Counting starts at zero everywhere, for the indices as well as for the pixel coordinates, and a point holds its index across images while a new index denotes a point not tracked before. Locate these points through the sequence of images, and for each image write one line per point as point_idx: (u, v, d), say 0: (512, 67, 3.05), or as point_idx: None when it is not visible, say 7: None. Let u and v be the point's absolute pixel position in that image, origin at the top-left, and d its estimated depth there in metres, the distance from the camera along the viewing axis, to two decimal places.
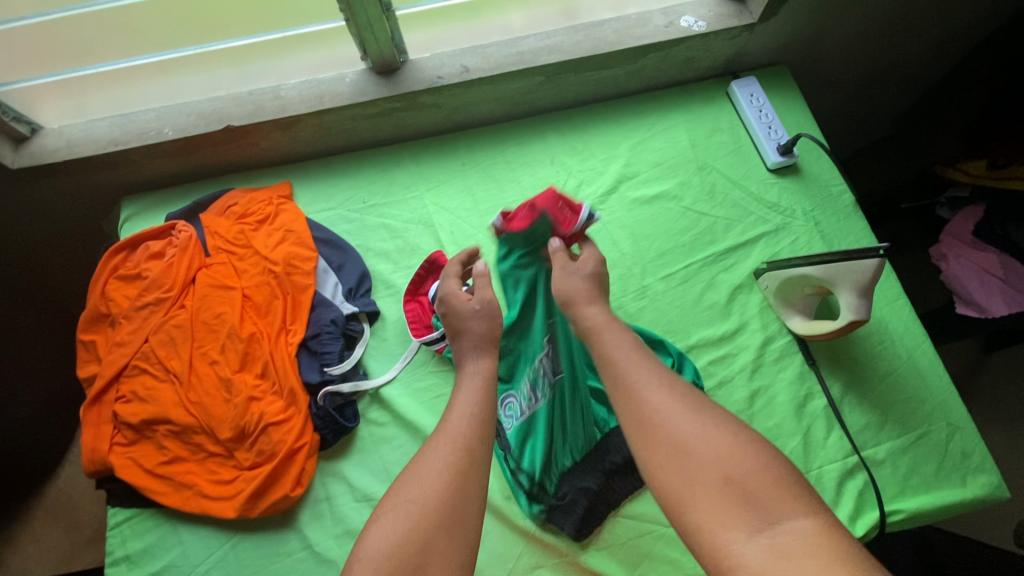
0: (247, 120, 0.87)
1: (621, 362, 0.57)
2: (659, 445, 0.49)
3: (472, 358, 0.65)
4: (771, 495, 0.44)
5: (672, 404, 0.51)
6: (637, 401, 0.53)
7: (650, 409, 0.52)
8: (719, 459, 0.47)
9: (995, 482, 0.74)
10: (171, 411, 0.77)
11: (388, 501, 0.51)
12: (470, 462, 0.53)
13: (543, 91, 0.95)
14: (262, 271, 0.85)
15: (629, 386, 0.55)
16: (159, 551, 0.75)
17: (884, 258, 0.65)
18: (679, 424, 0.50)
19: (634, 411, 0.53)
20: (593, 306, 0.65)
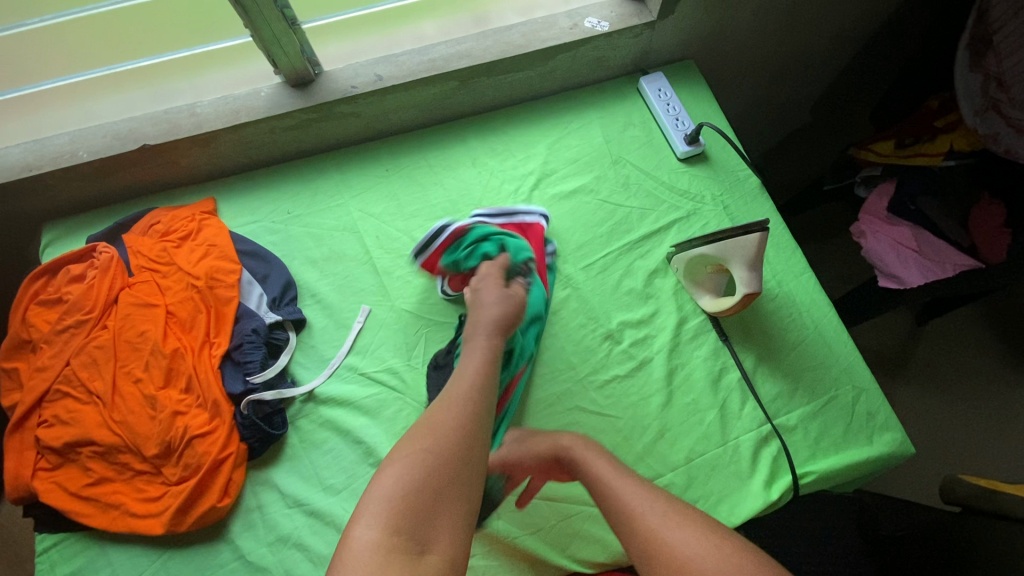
0: (163, 139, 0.87)
1: (612, 489, 0.60)
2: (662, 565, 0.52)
3: (481, 336, 0.67)
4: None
5: (665, 523, 0.55)
6: (635, 524, 0.56)
7: (650, 526, 0.55)
8: (716, 574, 0.50)
9: (898, 438, 0.78)
10: (94, 432, 0.77)
11: (401, 449, 0.50)
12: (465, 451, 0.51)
13: (459, 96, 0.98)
14: (184, 287, 0.85)
15: (623, 510, 0.58)
16: (88, 574, 0.74)
17: (765, 233, 0.70)
18: (674, 540, 0.53)
19: (630, 537, 0.56)
20: (575, 442, 0.68)
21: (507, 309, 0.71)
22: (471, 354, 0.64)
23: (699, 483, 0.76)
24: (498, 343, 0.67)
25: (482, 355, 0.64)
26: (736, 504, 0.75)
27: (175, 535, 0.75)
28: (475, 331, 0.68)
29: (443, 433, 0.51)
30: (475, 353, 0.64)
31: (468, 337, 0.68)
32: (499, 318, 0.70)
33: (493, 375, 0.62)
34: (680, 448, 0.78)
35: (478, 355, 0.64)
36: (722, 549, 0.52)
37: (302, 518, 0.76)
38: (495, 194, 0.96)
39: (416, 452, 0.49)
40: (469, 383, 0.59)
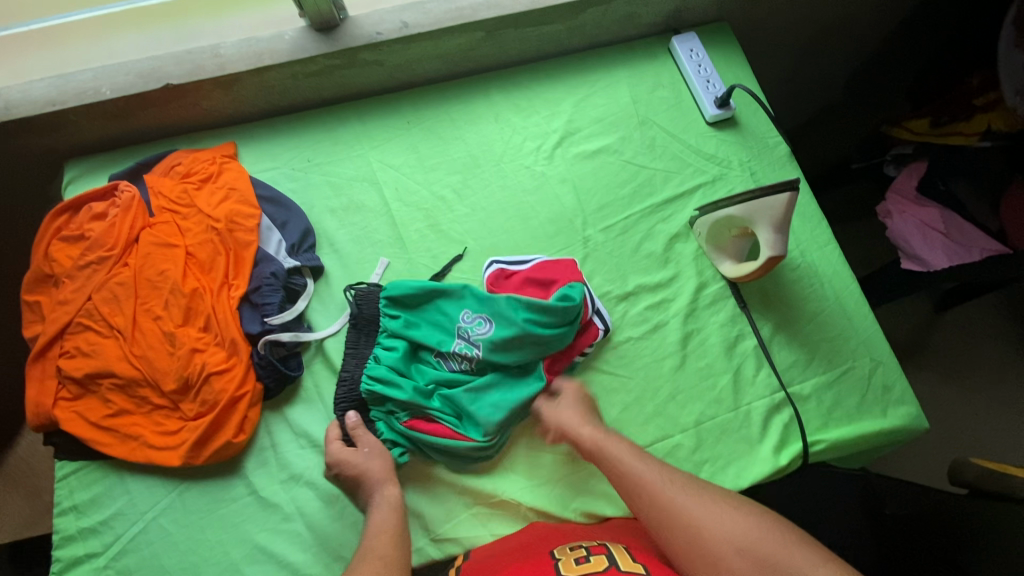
0: (186, 78, 0.87)
1: (632, 470, 0.68)
2: (683, 535, 0.62)
3: (376, 490, 0.72)
4: (782, 554, 0.58)
5: (686, 500, 0.64)
6: (656, 502, 0.65)
7: (671, 503, 0.64)
8: (736, 540, 0.60)
9: (913, 412, 0.78)
10: (114, 365, 0.78)
11: None
12: None
13: (485, 48, 0.96)
14: (205, 230, 0.86)
15: (645, 488, 0.66)
16: (107, 501, 0.76)
17: (795, 193, 0.67)
18: (695, 513, 0.63)
19: (655, 510, 0.65)
20: (585, 420, 0.73)
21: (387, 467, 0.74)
22: (375, 515, 0.69)
23: (709, 445, 0.76)
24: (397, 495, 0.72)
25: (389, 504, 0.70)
26: (745, 468, 0.75)
27: (190, 468, 0.77)
28: (370, 486, 0.72)
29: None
30: (382, 507, 0.70)
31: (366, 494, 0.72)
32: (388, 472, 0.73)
33: (403, 530, 0.68)
34: (691, 411, 0.78)
35: (380, 508, 0.70)
36: (742, 518, 0.62)
37: (314, 459, 0.77)
38: (517, 151, 0.94)
39: None
40: (386, 550, 0.65)
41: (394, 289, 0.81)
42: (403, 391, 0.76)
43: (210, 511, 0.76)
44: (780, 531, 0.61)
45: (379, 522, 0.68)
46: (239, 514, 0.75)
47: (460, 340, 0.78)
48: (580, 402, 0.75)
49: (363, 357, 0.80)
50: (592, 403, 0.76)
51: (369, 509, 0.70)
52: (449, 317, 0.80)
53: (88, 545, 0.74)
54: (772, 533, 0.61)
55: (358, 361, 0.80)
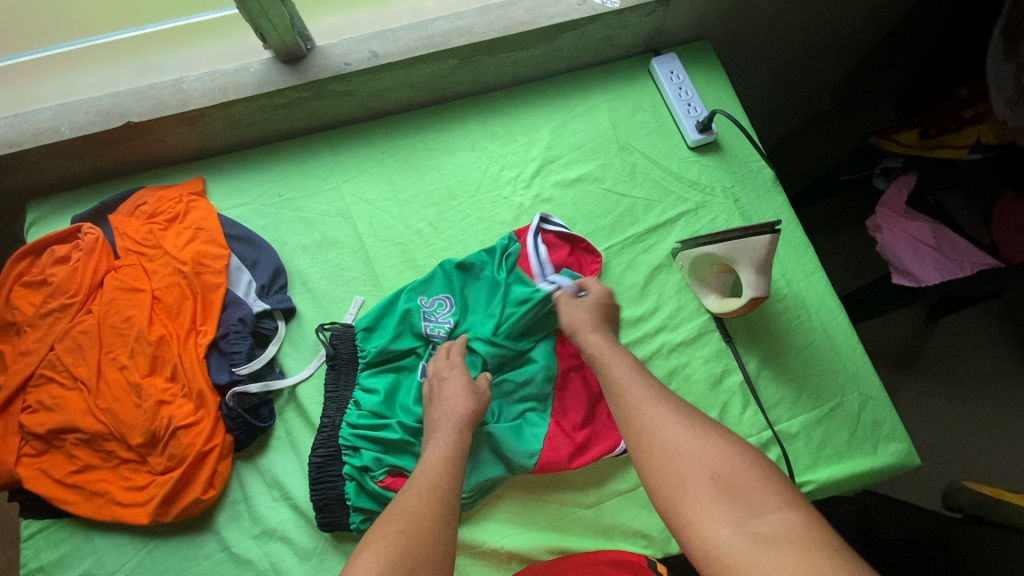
0: (147, 116, 0.83)
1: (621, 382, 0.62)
2: (651, 450, 0.53)
3: (444, 424, 0.67)
4: (755, 489, 0.47)
5: (669, 419, 0.55)
6: (632, 411, 0.57)
7: (645, 418, 0.56)
8: (709, 464, 0.49)
9: (904, 449, 0.76)
10: (78, 420, 0.75)
11: (371, 535, 0.53)
12: (435, 505, 0.56)
13: (459, 75, 0.93)
14: (172, 272, 0.83)
15: (625, 398, 0.59)
16: (74, 561, 0.73)
17: (777, 234, 0.64)
18: (672, 434, 0.53)
19: (629, 416, 0.57)
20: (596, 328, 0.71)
21: (475, 403, 0.70)
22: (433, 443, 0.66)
23: None
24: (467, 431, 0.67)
25: (450, 431, 0.66)
26: None
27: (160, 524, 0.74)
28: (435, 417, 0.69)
29: (408, 521, 0.53)
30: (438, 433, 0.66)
31: (431, 429, 0.68)
32: (467, 413, 0.69)
33: (458, 463, 0.63)
34: None
35: (438, 441, 0.65)
36: (719, 447, 0.51)
37: (287, 512, 0.75)
38: (494, 181, 0.92)
39: (377, 547, 0.51)
40: (430, 479, 0.59)
41: (366, 317, 0.81)
42: (391, 432, 0.74)
43: (182, 569, 0.73)
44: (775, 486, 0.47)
45: (431, 455, 0.63)
46: (211, 572, 0.73)
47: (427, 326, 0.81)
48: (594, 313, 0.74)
49: (345, 403, 0.78)
50: (603, 318, 0.74)
51: (431, 440, 0.66)
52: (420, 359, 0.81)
53: None
54: (751, 472, 0.48)
55: (340, 406, 0.78)
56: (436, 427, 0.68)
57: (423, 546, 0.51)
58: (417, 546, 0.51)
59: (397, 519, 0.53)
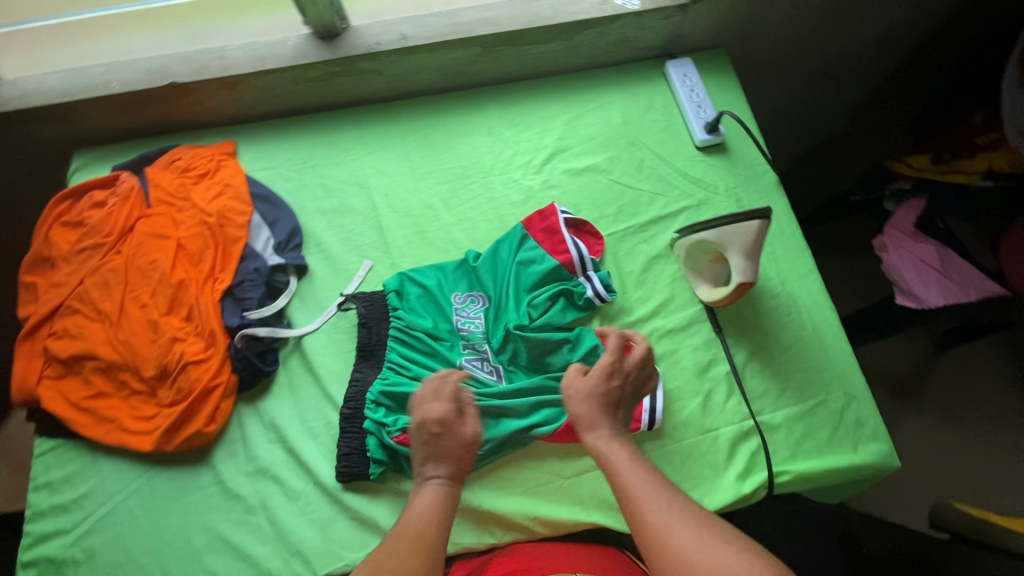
0: (191, 78, 0.90)
1: (626, 478, 0.63)
2: (666, 558, 0.56)
3: (433, 468, 0.67)
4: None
5: (680, 524, 0.58)
6: (641, 514, 0.59)
7: (656, 521, 0.58)
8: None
9: (884, 450, 0.76)
10: (98, 349, 0.81)
11: None
12: (424, 554, 0.59)
13: (481, 63, 0.98)
14: (197, 223, 0.89)
15: (633, 500, 0.61)
16: (79, 480, 0.78)
17: (767, 220, 0.66)
18: (684, 540, 0.56)
19: (638, 519, 0.59)
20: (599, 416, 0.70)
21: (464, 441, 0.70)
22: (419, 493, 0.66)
23: (672, 468, 0.77)
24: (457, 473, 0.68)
25: (437, 483, 0.67)
26: (706, 494, 0.75)
27: (162, 454, 0.79)
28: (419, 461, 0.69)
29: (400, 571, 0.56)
30: (428, 482, 0.67)
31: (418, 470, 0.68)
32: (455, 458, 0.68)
33: (446, 513, 0.64)
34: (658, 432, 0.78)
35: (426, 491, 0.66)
36: (738, 558, 0.54)
37: (281, 453, 0.79)
38: (506, 165, 0.96)
39: None
40: (418, 526, 0.62)
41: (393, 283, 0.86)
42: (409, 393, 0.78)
43: (177, 497, 0.77)
44: None
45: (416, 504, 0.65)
46: (204, 503, 0.77)
47: (459, 320, 0.84)
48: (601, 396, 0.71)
49: (379, 362, 0.82)
50: (604, 395, 0.71)
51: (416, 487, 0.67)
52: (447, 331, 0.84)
53: (58, 522, 0.76)
54: None
55: (369, 366, 0.82)
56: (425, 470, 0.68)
57: None
58: None
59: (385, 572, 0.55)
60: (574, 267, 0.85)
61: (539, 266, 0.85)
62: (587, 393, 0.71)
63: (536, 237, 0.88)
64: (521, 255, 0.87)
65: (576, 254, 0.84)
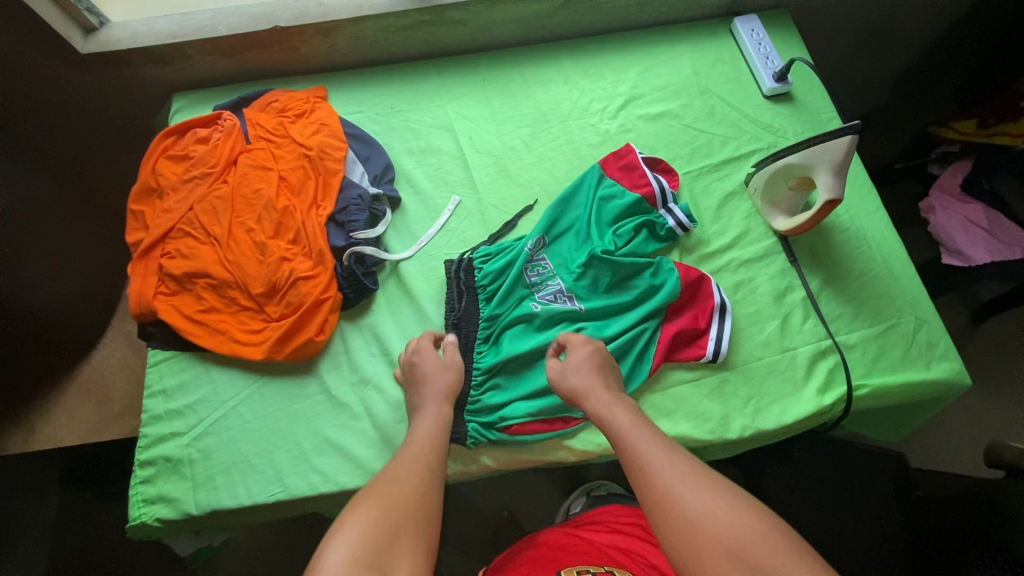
0: (293, 22, 0.96)
1: (628, 435, 0.64)
2: (668, 517, 0.55)
3: (427, 404, 0.73)
4: (780, 563, 0.49)
5: (683, 480, 0.57)
6: (645, 476, 0.59)
7: (661, 484, 0.57)
8: (730, 532, 0.52)
9: (956, 367, 0.81)
10: (210, 267, 0.86)
11: (362, 496, 0.58)
12: (426, 483, 0.62)
13: (560, 16, 1.04)
14: (297, 157, 0.94)
15: (636, 458, 0.61)
16: (192, 388, 0.83)
17: (857, 135, 0.70)
18: (686, 501, 0.55)
19: (642, 475, 0.59)
20: (599, 383, 0.72)
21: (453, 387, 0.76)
22: (422, 422, 0.71)
23: (754, 383, 0.81)
24: (447, 413, 0.73)
25: (435, 414, 0.71)
26: (789, 405, 0.79)
27: (271, 365, 0.83)
28: (427, 396, 0.74)
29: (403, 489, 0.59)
30: (431, 415, 0.71)
31: (416, 407, 0.74)
32: (447, 387, 0.75)
33: (443, 440, 0.69)
34: (740, 351, 0.83)
35: (425, 421, 0.71)
36: (739, 514, 0.53)
37: (384, 365, 0.83)
38: (583, 111, 1.01)
39: (366, 506, 0.55)
40: (420, 452, 0.65)
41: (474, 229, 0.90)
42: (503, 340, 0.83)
43: (286, 404, 0.81)
44: (793, 547, 0.50)
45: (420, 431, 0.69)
46: (312, 409, 0.81)
47: (534, 257, 0.88)
48: (594, 366, 0.74)
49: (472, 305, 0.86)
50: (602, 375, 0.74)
51: (416, 419, 0.72)
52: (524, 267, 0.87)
53: (173, 425, 0.80)
54: (769, 542, 0.50)
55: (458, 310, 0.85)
56: (420, 405, 0.73)
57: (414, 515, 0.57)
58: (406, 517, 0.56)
59: (393, 490, 0.59)
60: (655, 201, 0.90)
61: (617, 202, 0.90)
62: (584, 359, 0.75)
63: (613, 176, 0.93)
64: (598, 193, 0.92)
65: (659, 186, 0.90)
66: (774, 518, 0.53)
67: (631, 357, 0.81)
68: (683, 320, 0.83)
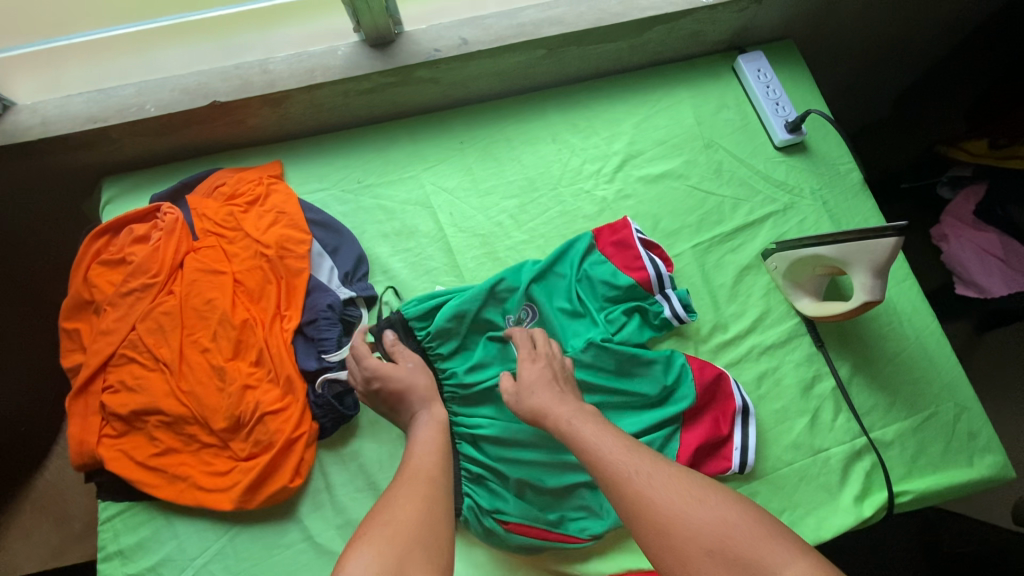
0: (234, 96, 0.82)
1: (591, 442, 0.57)
2: (648, 526, 0.49)
3: (418, 411, 0.66)
4: (765, 562, 0.44)
5: (657, 482, 0.51)
6: (616, 484, 0.53)
7: (633, 485, 0.51)
8: (712, 530, 0.46)
9: (1000, 462, 0.74)
10: (161, 402, 0.74)
11: (363, 529, 0.50)
12: (432, 499, 0.55)
13: (544, 65, 0.91)
14: (253, 255, 0.82)
15: (602, 464, 0.55)
16: (153, 545, 0.72)
17: (901, 238, 0.62)
18: (661, 501, 0.49)
19: (613, 486, 0.53)
20: (563, 395, 0.64)
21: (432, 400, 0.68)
22: (418, 435, 0.64)
23: (786, 494, 0.73)
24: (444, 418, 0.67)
25: (434, 428, 0.64)
26: (825, 518, 0.72)
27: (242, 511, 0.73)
28: (414, 403, 0.67)
29: (398, 523, 0.50)
30: (427, 425, 0.65)
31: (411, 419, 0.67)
32: (426, 391, 0.68)
33: (445, 450, 0.62)
34: (769, 456, 0.75)
35: (424, 433, 0.64)
36: (717, 508, 0.48)
37: (372, 503, 0.73)
38: (576, 175, 0.90)
39: (375, 542, 0.48)
40: (421, 471, 0.58)
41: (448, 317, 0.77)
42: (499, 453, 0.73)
43: (263, 557, 0.71)
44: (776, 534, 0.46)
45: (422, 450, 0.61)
46: (294, 561, 0.71)
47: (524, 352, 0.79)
48: (551, 374, 0.67)
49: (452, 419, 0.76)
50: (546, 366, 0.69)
51: (414, 427, 0.65)
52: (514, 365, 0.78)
53: None
54: (752, 531, 0.46)
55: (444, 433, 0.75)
56: (414, 416, 0.67)
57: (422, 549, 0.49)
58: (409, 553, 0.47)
59: (386, 526, 0.50)
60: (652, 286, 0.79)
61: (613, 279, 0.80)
62: (537, 374, 0.67)
63: (606, 251, 0.83)
64: (586, 268, 0.82)
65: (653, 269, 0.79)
66: (750, 504, 0.49)
67: None
68: (705, 426, 0.75)
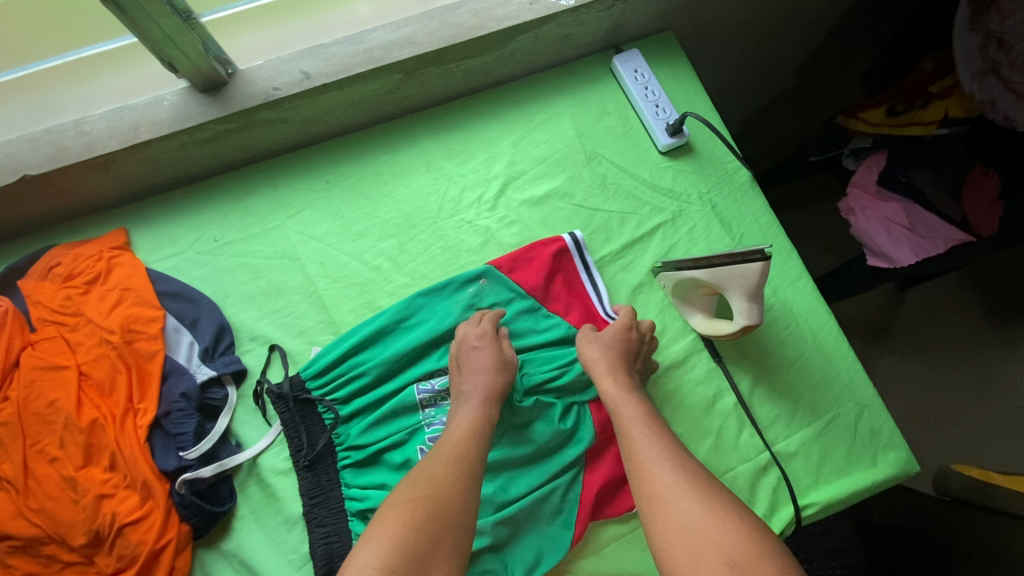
0: (46, 166, 0.72)
1: (637, 436, 0.61)
2: (665, 522, 0.53)
3: (472, 389, 0.67)
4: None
5: (682, 487, 0.54)
6: (645, 478, 0.57)
7: (661, 485, 0.55)
8: (723, 546, 0.48)
9: (902, 457, 0.74)
10: (7, 525, 0.64)
11: (394, 502, 0.55)
12: (461, 475, 0.58)
13: (405, 89, 0.84)
14: (98, 343, 0.72)
15: (641, 457, 0.59)
16: None
17: (767, 261, 0.61)
18: (682, 509, 0.52)
19: (644, 477, 0.57)
20: (619, 373, 0.68)
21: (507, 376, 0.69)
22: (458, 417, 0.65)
23: None
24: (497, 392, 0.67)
25: (479, 403, 0.66)
26: None
27: None
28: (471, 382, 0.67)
29: (432, 490, 0.56)
30: (471, 404, 0.66)
31: (459, 394, 0.68)
32: (491, 377, 0.68)
33: (482, 434, 0.63)
34: None
35: (462, 411, 0.65)
36: (733, 526, 0.50)
37: None
38: (455, 206, 0.84)
39: (400, 512, 0.54)
40: (456, 448, 0.61)
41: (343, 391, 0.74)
42: None
43: None
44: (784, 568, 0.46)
45: (456, 424, 0.64)
46: None
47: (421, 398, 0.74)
48: (620, 351, 0.70)
49: (336, 497, 0.71)
50: (629, 346, 0.72)
51: (459, 404, 0.67)
52: (408, 420, 0.73)
53: None
54: (765, 558, 0.47)
55: (330, 510, 0.70)
56: (463, 394, 0.67)
57: (446, 528, 0.54)
58: (438, 528, 0.53)
59: (419, 493, 0.55)
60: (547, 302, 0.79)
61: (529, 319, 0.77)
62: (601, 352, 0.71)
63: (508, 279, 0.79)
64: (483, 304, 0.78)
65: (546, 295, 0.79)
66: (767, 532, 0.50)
67: (546, 519, 0.69)
68: (607, 464, 0.72)
